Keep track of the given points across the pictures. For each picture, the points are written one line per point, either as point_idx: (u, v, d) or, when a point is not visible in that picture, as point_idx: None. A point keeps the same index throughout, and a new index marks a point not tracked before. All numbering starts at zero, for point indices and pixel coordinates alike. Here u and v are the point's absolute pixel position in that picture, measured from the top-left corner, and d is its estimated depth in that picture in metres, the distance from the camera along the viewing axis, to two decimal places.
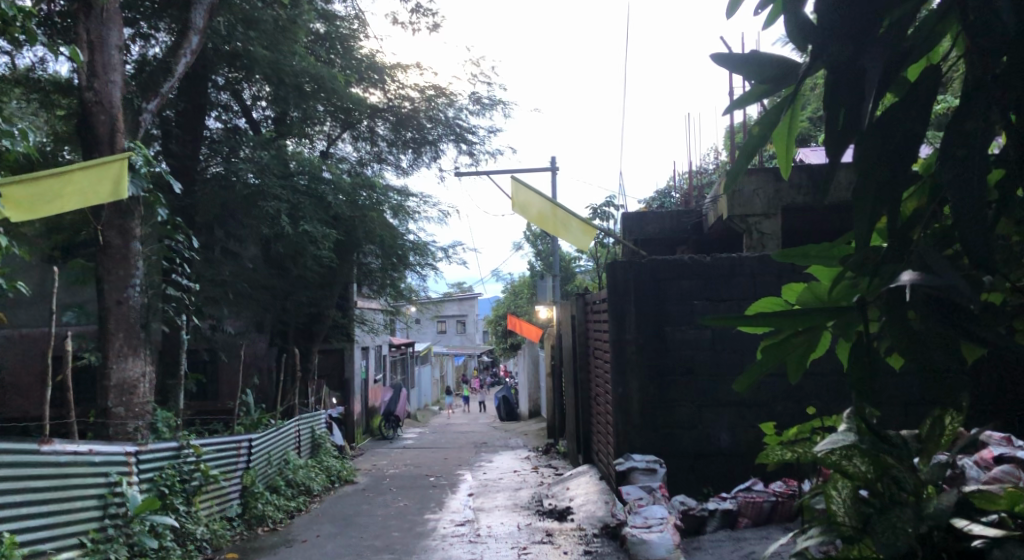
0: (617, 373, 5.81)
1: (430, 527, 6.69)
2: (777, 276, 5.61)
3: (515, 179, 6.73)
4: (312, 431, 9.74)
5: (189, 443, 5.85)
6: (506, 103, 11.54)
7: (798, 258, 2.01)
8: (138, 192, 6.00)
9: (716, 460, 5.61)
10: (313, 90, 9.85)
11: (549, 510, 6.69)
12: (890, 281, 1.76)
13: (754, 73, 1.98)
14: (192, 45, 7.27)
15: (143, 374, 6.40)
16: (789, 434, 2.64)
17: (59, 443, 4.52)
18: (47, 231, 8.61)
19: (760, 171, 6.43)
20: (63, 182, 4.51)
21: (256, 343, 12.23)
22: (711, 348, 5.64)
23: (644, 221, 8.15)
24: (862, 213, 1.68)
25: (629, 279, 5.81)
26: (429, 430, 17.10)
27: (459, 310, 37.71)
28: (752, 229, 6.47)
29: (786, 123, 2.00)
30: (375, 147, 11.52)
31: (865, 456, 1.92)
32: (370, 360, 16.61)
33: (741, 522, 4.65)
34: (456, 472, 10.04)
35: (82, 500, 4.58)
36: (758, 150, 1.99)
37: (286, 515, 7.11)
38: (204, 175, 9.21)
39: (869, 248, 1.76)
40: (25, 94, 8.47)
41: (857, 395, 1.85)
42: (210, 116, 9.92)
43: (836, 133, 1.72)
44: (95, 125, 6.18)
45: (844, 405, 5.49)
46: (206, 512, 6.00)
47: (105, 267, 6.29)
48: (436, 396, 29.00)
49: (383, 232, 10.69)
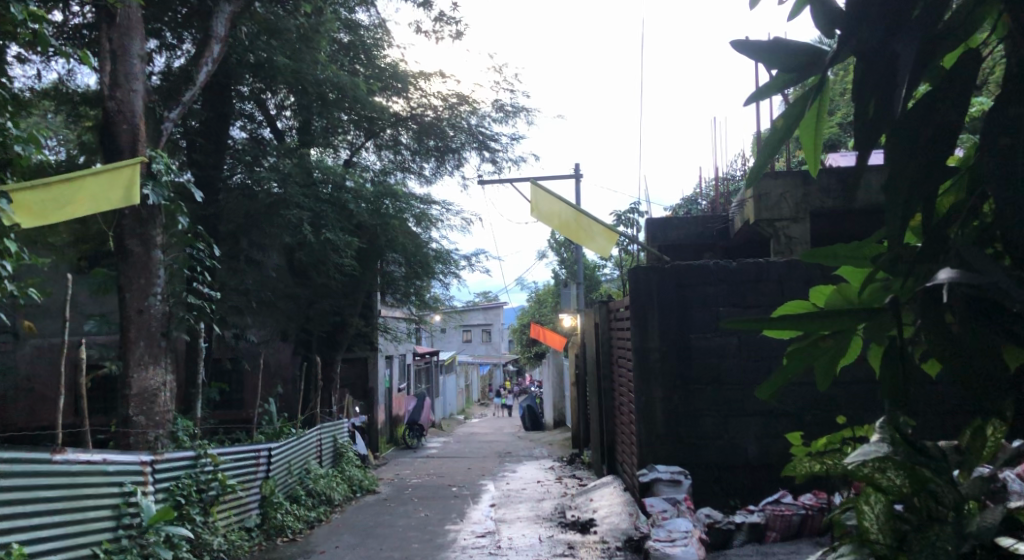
0: (640, 382, 5.69)
1: (450, 539, 6.61)
2: (806, 282, 5.44)
3: (538, 185, 6.63)
4: (333, 440, 9.71)
5: (206, 451, 5.82)
6: (529, 110, 11.47)
7: (827, 258, 1.88)
8: (159, 201, 6.08)
9: (742, 471, 5.46)
10: (336, 99, 9.87)
11: (571, 522, 6.57)
12: (925, 280, 1.64)
13: (779, 62, 1.86)
14: (214, 53, 7.28)
15: (164, 383, 6.40)
16: (819, 446, 2.47)
17: (73, 452, 4.48)
18: (73, 241, 8.67)
19: (787, 174, 6.29)
20: (75, 187, 4.50)
21: (281, 352, 12.26)
22: (738, 355, 5.50)
23: (668, 227, 8.00)
24: (895, 211, 1.56)
25: (653, 285, 5.69)
26: (452, 440, 17.04)
27: (485, 320, 37.70)
28: (779, 234, 6.31)
29: (813, 115, 1.85)
30: (398, 155, 11.45)
31: (900, 469, 1.73)
32: (394, 369, 16.60)
33: (769, 536, 4.49)
34: (478, 482, 9.95)
35: (95, 510, 4.55)
36: (781, 144, 1.85)
37: (305, 525, 7.08)
38: (228, 184, 9.24)
39: (902, 246, 1.65)
40: (53, 106, 8.55)
41: (891, 404, 1.72)
42: (235, 125, 9.97)
43: (866, 123, 1.63)
44: (117, 134, 6.20)
45: (876, 414, 5.32)
46: (223, 522, 5.95)
47: (127, 276, 6.28)
48: (461, 405, 28.98)
49: (406, 240, 10.66)
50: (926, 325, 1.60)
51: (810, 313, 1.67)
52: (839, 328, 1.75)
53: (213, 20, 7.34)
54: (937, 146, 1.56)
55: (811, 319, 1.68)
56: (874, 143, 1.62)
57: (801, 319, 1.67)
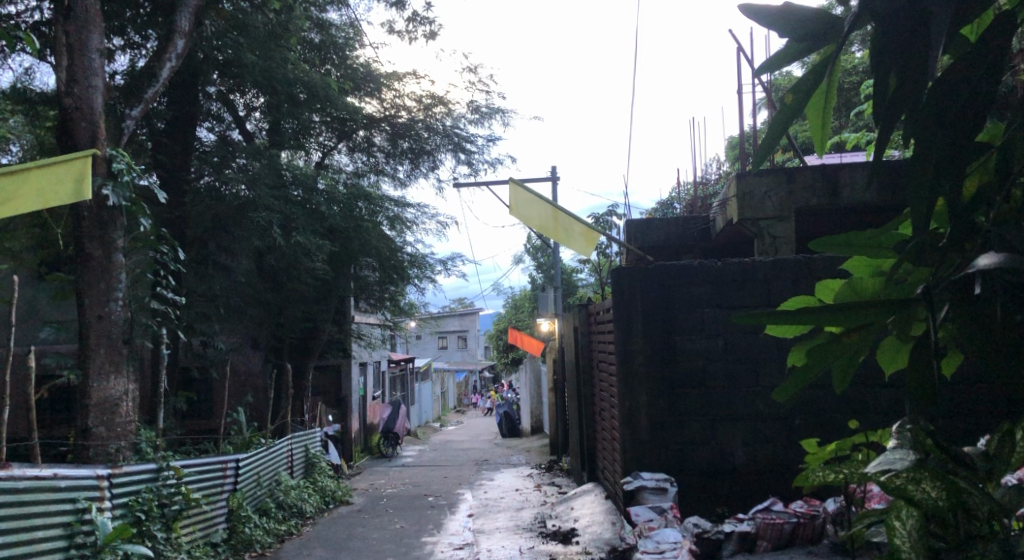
0: (623, 386, 5.53)
1: (427, 551, 6.39)
2: (793, 282, 5.29)
3: (517, 187, 6.44)
4: (306, 450, 9.42)
5: (168, 464, 5.55)
6: (505, 111, 11.25)
7: (838, 247, 1.68)
8: (119, 202, 5.81)
9: (729, 477, 5.31)
10: (307, 99, 9.62)
11: (552, 532, 6.38)
12: (959, 270, 1.46)
13: (789, 29, 1.67)
14: (177, 49, 7.01)
15: (125, 393, 6.13)
16: (829, 452, 2.29)
17: (19, 468, 4.21)
18: (32, 246, 8.34)
19: (771, 172, 6.18)
20: (20, 182, 4.25)
21: (251, 360, 11.95)
22: (723, 358, 5.36)
23: (650, 228, 7.85)
24: (919, 193, 1.38)
25: (636, 286, 5.54)
26: (429, 448, 16.82)
27: (461, 326, 37.44)
28: (764, 233, 6.19)
29: (825, 90, 1.65)
30: (372, 158, 11.26)
31: (935, 478, 1.50)
32: (368, 377, 16.32)
33: (760, 546, 4.27)
34: (455, 492, 9.72)
35: (44, 530, 4.27)
36: (794, 120, 1.62)
37: (275, 539, 6.82)
38: (195, 186, 8.96)
39: (928, 231, 1.46)
40: (11, 105, 8.22)
41: (915, 410, 1.53)
42: (203, 127, 9.63)
43: (884, 102, 1.45)
44: (75, 131, 5.91)
45: (865, 418, 5.19)
46: (187, 539, 5.69)
47: (86, 281, 5.98)
48: (438, 413, 28.73)
49: (380, 244, 10.42)
50: (956, 315, 1.44)
51: (832, 307, 1.46)
52: (863, 323, 1.55)
53: (177, 14, 7.06)
54: (969, 117, 1.36)
55: (833, 314, 1.47)
56: (893, 121, 1.44)
57: (825, 312, 1.47)
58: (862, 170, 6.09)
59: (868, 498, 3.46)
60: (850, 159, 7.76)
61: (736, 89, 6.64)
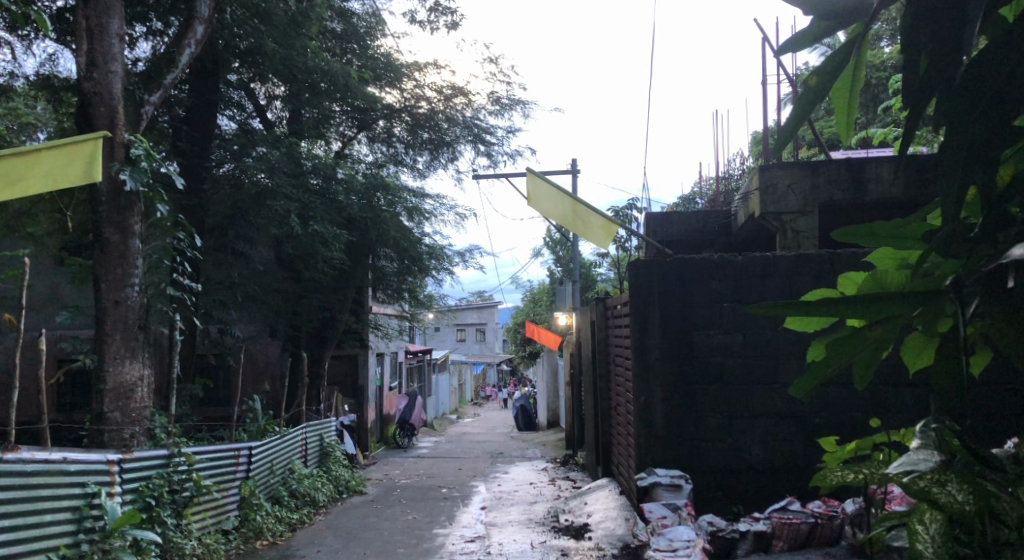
0: (639, 380, 5.46)
1: (438, 543, 6.35)
2: (814, 278, 5.18)
3: (535, 178, 6.36)
4: (320, 439, 9.43)
5: (180, 450, 5.55)
6: (526, 102, 11.17)
7: (861, 237, 1.59)
8: (136, 187, 5.82)
9: (746, 475, 5.23)
10: (327, 88, 9.61)
11: (565, 527, 6.34)
12: (991, 263, 1.36)
13: (814, 7, 1.58)
14: (197, 35, 7.00)
15: (140, 378, 6.14)
16: (849, 452, 2.21)
17: (29, 452, 4.22)
18: (53, 231, 8.41)
19: (795, 165, 6.06)
20: (27, 163, 4.24)
21: (269, 348, 12.00)
22: (742, 354, 5.26)
23: (668, 221, 7.78)
24: (947, 183, 1.28)
25: (653, 281, 5.47)
26: (444, 439, 16.82)
27: (479, 319, 37.50)
28: (786, 227, 6.09)
29: (852, 72, 1.56)
30: (391, 149, 11.28)
31: (963, 483, 1.41)
32: (385, 367, 16.36)
33: (775, 546, 4.19)
34: (468, 484, 9.69)
35: (52, 514, 4.28)
36: (819, 103, 1.52)
37: (286, 528, 6.84)
38: (214, 173, 8.97)
39: (959, 221, 1.37)
40: (34, 91, 8.27)
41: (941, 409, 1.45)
42: (223, 115, 9.65)
43: (913, 87, 1.35)
44: (94, 116, 5.92)
45: (886, 417, 5.08)
46: (198, 525, 5.71)
47: (103, 266, 6.00)
48: (455, 405, 28.79)
49: (398, 235, 10.39)
50: (986, 309, 1.35)
51: (854, 299, 1.37)
52: (887, 317, 1.45)
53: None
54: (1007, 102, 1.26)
55: (859, 307, 1.38)
56: (924, 107, 1.33)
57: (847, 304, 1.37)
58: (889, 164, 5.97)
59: (889, 501, 3.33)
60: (875, 155, 7.62)
61: (760, 81, 6.53)
